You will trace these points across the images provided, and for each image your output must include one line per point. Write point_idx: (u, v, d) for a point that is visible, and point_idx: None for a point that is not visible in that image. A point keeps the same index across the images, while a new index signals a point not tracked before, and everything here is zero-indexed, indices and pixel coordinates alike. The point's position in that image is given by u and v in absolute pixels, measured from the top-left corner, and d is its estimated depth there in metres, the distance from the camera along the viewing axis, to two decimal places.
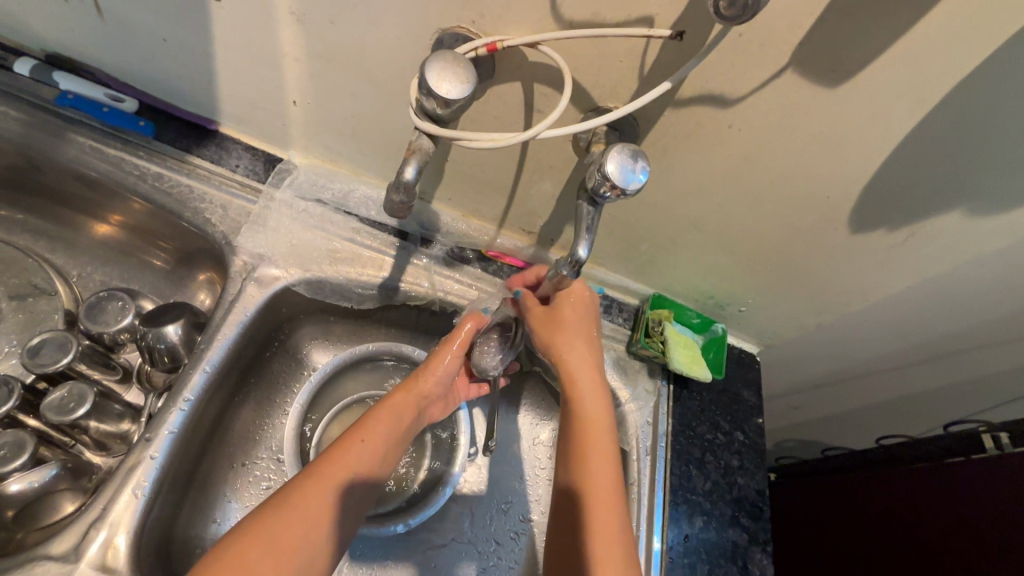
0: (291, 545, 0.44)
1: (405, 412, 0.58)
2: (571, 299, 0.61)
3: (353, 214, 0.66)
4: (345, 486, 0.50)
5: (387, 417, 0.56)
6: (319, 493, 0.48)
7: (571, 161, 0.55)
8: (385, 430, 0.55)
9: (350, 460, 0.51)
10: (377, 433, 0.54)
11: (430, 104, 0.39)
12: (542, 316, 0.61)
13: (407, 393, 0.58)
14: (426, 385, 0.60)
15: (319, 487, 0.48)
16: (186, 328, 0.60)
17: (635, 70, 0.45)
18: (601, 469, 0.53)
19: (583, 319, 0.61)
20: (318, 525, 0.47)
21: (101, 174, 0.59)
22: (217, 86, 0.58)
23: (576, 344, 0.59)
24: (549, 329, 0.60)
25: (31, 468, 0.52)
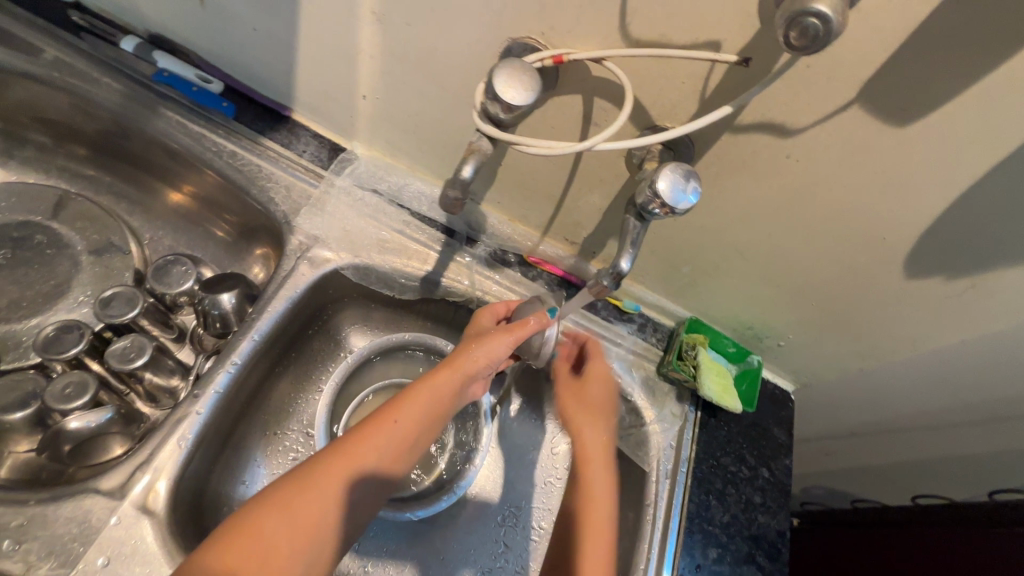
0: (306, 528, 0.47)
1: (445, 392, 0.56)
2: (596, 377, 0.68)
3: (405, 207, 0.68)
4: (369, 472, 0.51)
5: (426, 398, 0.55)
6: (342, 479, 0.49)
7: (622, 176, 0.55)
8: (420, 409, 0.54)
9: (379, 445, 0.52)
10: (411, 415, 0.54)
11: (493, 109, 0.41)
12: (572, 388, 0.69)
13: (452, 373, 0.56)
14: (473, 365, 0.57)
15: (342, 473, 0.49)
16: (239, 299, 0.64)
17: (696, 93, 0.45)
18: (592, 548, 0.58)
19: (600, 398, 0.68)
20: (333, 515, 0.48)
21: (182, 146, 0.64)
22: (296, 76, 0.61)
23: (592, 422, 0.66)
24: (575, 402, 0.68)
25: (91, 408, 0.56)
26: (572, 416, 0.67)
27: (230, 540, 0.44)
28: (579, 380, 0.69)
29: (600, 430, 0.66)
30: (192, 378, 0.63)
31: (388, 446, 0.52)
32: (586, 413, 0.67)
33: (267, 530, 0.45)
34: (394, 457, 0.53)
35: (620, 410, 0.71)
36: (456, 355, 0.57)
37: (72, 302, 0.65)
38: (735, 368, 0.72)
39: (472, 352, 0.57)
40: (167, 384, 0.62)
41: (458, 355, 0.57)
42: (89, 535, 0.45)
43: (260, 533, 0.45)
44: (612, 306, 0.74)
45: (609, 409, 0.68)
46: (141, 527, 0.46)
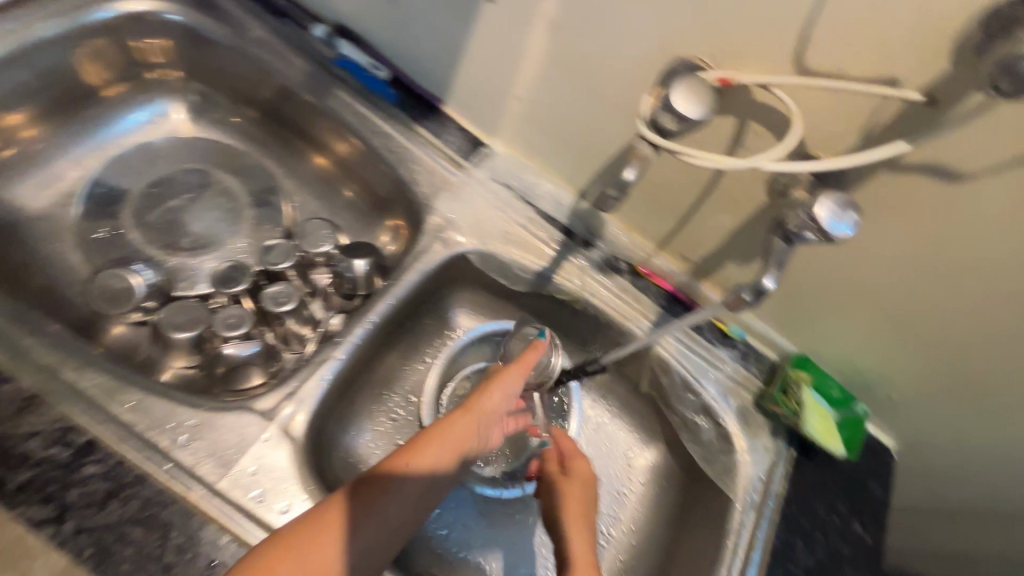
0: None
1: (464, 438, 0.50)
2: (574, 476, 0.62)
3: (532, 204, 0.72)
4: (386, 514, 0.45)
5: (451, 438, 0.50)
6: (359, 518, 0.44)
7: (760, 202, 0.56)
8: (445, 450, 0.49)
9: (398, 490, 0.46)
10: (436, 455, 0.48)
11: (664, 120, 0.44)
12: (555, 486, 0.62)
13: (476, 409, 0.53)
14: (487, 407, 0.53)
15: (361, 511, 0.44)
16: (371, 267, 0.70)
17: (862, 127, 0.46)
18: None
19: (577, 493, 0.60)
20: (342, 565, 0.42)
21: (348, 124, 0.72)
22: (458, 72, 0.67)
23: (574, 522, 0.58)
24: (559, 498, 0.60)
25: (244, 339, 0.64)
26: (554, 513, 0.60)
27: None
28: (560, 475, 0.62)
29: (576, 518, 0.58)
30: (320, 333, 0.69)
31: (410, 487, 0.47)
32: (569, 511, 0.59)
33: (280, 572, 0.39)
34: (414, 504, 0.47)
35: (710, 433, 0.71)
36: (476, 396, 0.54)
37: (232, 247, 0.74)
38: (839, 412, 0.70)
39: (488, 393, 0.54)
40: (300, 332, 0.69)
41: (473, 400, 0.53)
42: (243, 445, 0.51)
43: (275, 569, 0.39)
44: (717, 330, 0.74)
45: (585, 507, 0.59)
46: (280, 449, 0.52)
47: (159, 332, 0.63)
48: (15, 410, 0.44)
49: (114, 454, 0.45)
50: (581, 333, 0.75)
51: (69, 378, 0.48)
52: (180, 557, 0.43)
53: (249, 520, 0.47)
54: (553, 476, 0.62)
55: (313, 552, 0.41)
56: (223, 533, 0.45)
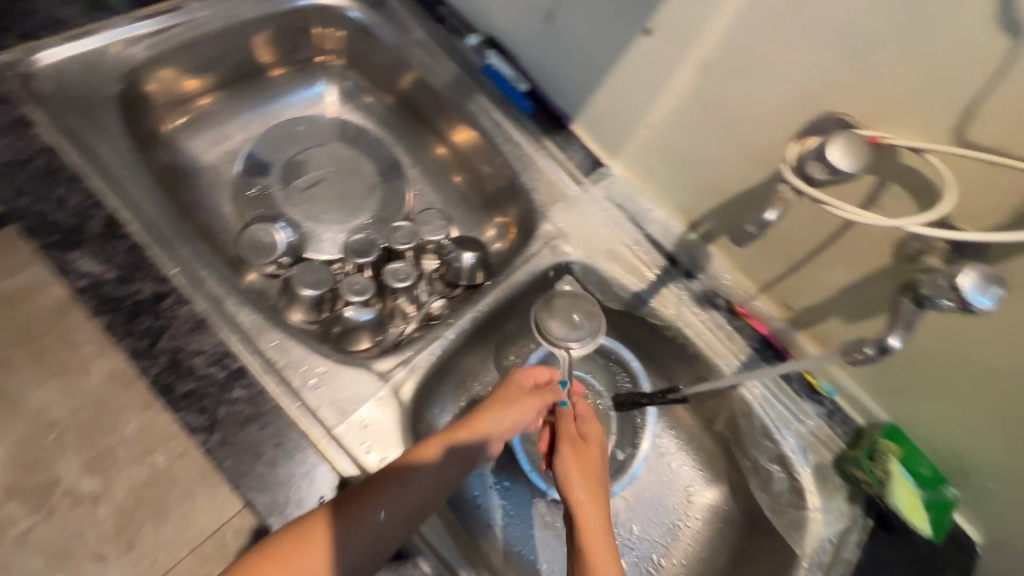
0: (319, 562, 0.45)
1: (452, 455, 0.53)
2: (589, 445, 0.58)
3: (641, 228, 0.75)
4: (385, 510, 0.48)
5: (442, 450, 0.53)
6: (362, 510, 0.47)
7: (883, 263, 0.56)
8: (436, 460, 0.52)
9: (394, 490, 0.49)
10: (427, 466, 0.52)
11: (814, 169, 0.46)
12: (570, 449, 0.58)
13: (472, 427, 0.55)
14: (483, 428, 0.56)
15: (362, 507, 0.48)
16: (477, 262, 0.75)
17: (1014, 205, 0.45)
18: None
19: (587, 465, 0.57)
20: (345, 552, 0.46)
21: (483, 128, 0.78)
22: (595, 95, 0.71)
23: (591, 486, 0.55)
24: (574, 463, 0.57)
25: (362, 305, 0.70)
26: (568, 473, 0.56)
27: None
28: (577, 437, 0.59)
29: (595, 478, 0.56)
30: (422, 314, 0.74)
31: (407, 489, 0.50)
32: (584, 477, 0.56)
33: (288, 557, 0.44)
34: (410, 507, 0.50)
35: (782, 484, 0.70)
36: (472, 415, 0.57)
37: (359, 223, 0.80)
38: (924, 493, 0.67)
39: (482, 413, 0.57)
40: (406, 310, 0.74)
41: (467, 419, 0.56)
42: (359, 399, 0.56)
43: (288, 552, 0.44)
44: (806, 383, 0.73)
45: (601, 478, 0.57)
46: (390, 408, 0.56)
47: (290, 286, 0.70)
48: (189, 328, 0.51)
49: (257, 384, 0.51)
50: (665, 359, 0.77)
51: (230, 310, 0.54)
52: (299, 487, 0.49)
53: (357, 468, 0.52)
54: (568, 440, 0.58)
55: (313, 542, 0.45)
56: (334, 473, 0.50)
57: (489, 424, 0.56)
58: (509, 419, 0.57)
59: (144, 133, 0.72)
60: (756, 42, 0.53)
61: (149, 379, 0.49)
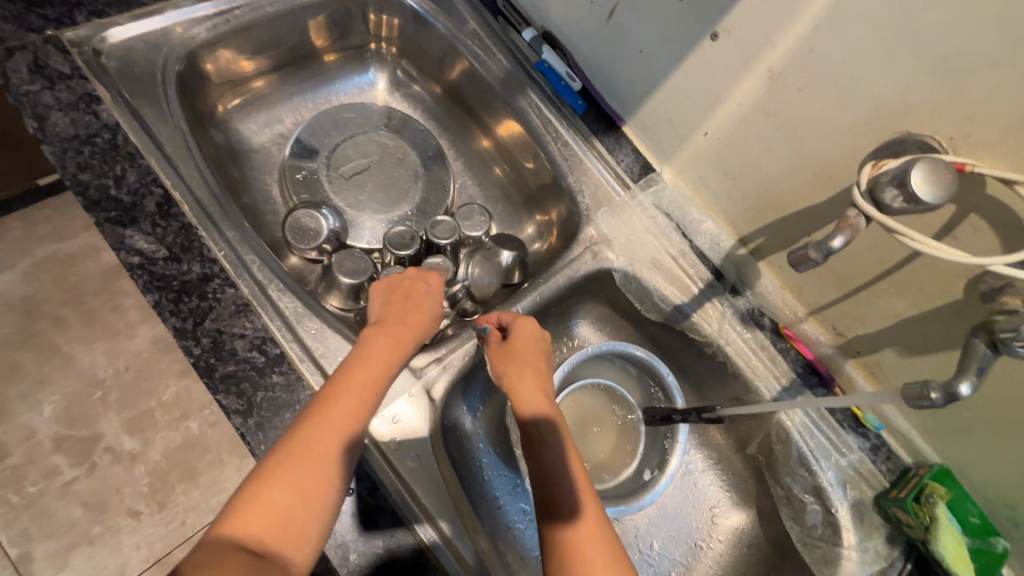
0: (320, 467, 0.44)
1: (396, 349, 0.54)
2: (528, 342, 0.59)
3: (688, 238, 0.73)
4: (360, 407, 0.48)
5: (381, 351, 0.53)
6: (341, 416, 0.47)
7: (952, 298, 0.53)
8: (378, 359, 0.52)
9: (356, 391, 0.49)
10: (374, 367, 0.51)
11: (891, 195, 0.43)
12: (501, 359, 0.58)
13: (397, 332, 0.55)
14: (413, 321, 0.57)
15: (340, 414, 0.47)
16: (516, 261, 0.74)
17: None
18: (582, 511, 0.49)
19: (529, 362, 0.58)
20: (340, 459, 0.46)
21: (531, 125, 0.76)
22: (650, 99, 0.69)
23: (530, 381, 0.57)
24: (508, 366, 0.58)
25: None
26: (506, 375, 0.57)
27: (243, 519, 0.41)
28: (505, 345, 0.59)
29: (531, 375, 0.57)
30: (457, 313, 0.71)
31: (366, 385, 0.50)
32: (524, 374, 0.57)
33: (287, 480, 0.43)
34: (375, 402, 0.50)
35: (815, 517, 0.68)
36: (389, 323, 0.56)
37: (401, 213, 0.80)
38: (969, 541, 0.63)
39: (401, 318, 0.57)
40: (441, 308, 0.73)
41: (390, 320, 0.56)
42: None
43: (288, 478, 0.43)
44: (851, 415, 0.69)
45: (541, 367, 0.59)
46: None
47: (330, 273, 0.70)
48: (233, 311, 0.52)
49: (295, 370, 0.52)
50: (701, 375, 0.75)
51: (272, 296, 0.55)
52: None
53: None
54: (496, 348, 0.59)
55: (306, 454, 0.44)
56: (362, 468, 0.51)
57: (410, 329, 0.57)
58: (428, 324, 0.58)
59: (200, 112, 0.73)
60: (833, 53, 0.50)
61: (190, 360, 0.50)
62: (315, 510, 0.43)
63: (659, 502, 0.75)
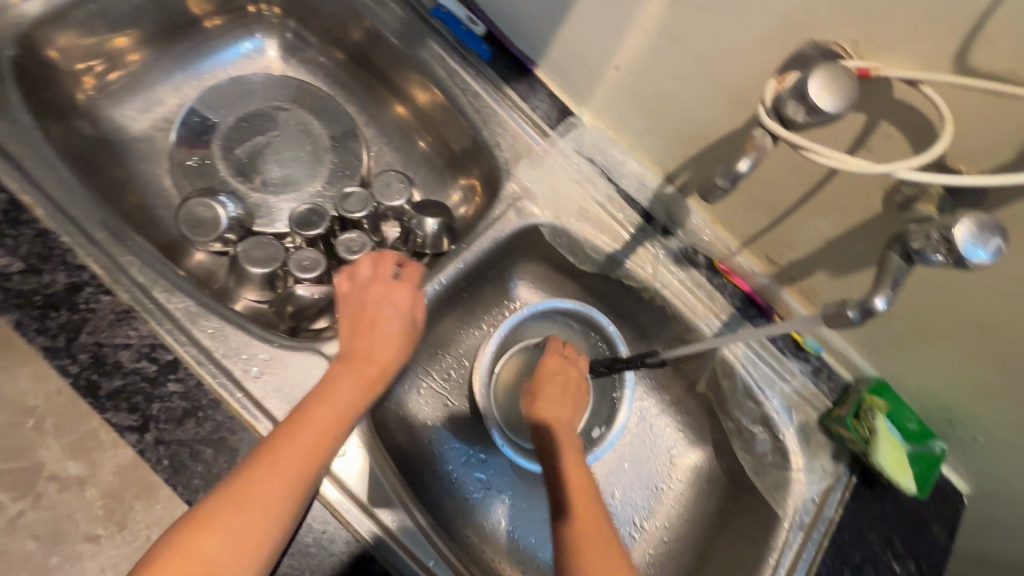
0: (259, 516, 0.40)
1: (359, 387, 0.48)
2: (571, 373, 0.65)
3: (614, 182, 0.69)
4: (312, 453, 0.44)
5: (343, 389, 0.47)
6: (288, 462, 0.42)
7: (873, 212, 0.51)
8: (340, 399, 0.47)
9: (310, 437, 0.44)
10: (331, 406, 0.46)
11: (793, 110, 0.40)
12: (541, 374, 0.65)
13: (362, 367, 0.49)
14: (378, 353, 0.51)
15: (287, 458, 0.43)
16: (441, 227, 0.70)
17: (1019, 142, 0.40)
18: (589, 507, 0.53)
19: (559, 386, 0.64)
20: (285, 506, 0.42)
21: (437, 77, 0.70)
22: (556, 36, 0.64)
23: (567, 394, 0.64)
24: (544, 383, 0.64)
25: (315, 283, 0.64)
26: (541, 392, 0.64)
27: (163, 571, 0.37)
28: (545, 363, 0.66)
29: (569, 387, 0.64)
30: None
31: (324, 429, 0.45)
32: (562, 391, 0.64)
33: (221, 529, 0.39)
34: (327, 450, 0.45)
35: (765, 445, 0.68)
36: (352, 354, 0.50)
37: (313, 190, 0.75)
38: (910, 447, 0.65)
39: (363, 346, 0.51)
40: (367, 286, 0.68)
41: (357, 352, 0.50)
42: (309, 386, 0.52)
43: (220, 526, 0.39)
44: (790, 340, 0.70)
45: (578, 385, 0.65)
46: None
47: (237, 264, 0.65)
48: (113, 320, 0.48)
49: (194, 375, 0.48)
50: (643, 320, 0.73)
51: (159, 298, 0.50)
52: None
53: None
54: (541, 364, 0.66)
55: (246, 502, 0.40)
56: None
57: (376, 363, 0.50)
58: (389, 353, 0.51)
59: (57, 103, 0.67)
60: None
61: (69, 379, 0.46)
62: (248, 564, 0.39)
63: (622, 444, 0.75)
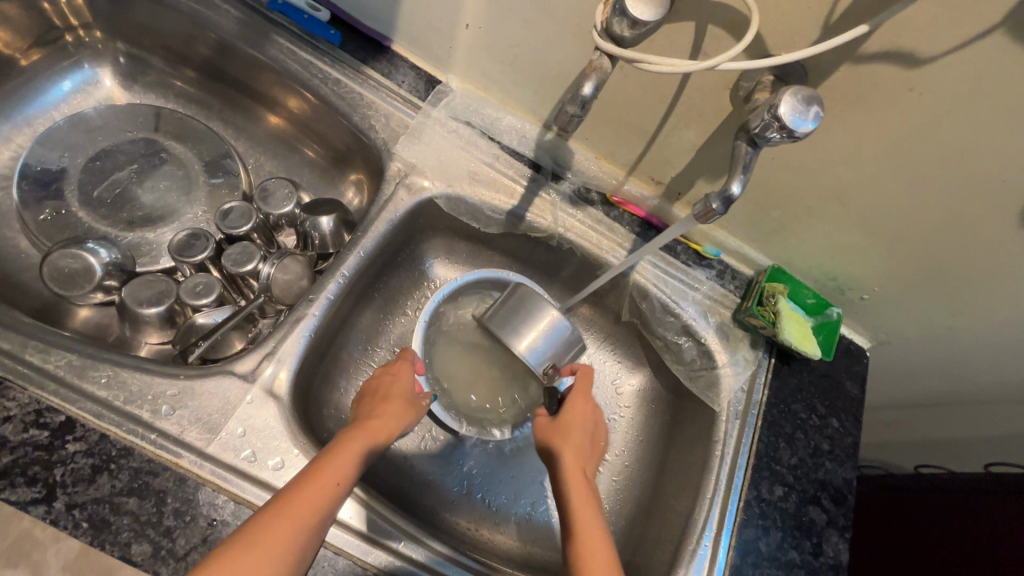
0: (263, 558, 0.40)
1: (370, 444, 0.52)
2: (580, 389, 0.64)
3: (496, 140, 0.71)
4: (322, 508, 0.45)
5: (354, 447, 0.50)
6: (304, 514, 0.44)
7: (725, 111, 0.55)
8: (352, 457, 0.49)
9: (322, 493, 0.45)
10: (343, 463, 0.48)
11: (619, 26, 0.42)
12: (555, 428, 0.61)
13: (372, 422, 0.54)
14: (389, 414, 0.56)
15: (295, 514, 0.43)
16: (338, 223, 0.68)
17: (821, 18, 0.44)
18: None
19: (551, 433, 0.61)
20: (286, 551, 0.42)
21: (292, 72, 0.67)
22: (401, 6, 0.63)
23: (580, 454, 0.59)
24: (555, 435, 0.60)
25: (216, 306, 0.62)
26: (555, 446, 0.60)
27: None
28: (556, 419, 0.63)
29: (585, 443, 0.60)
30: (288, 303, 0.64)
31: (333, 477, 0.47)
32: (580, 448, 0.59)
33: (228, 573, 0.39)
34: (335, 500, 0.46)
35: (692, 352, 0.72)
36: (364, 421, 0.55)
37: (193, 216, 0.71)
38: (813, 320, 0.72)
39: (375, 412, 0.56)
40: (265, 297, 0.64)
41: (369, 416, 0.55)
42: (228, 409, 0.50)
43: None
44: (692, 251, 0.74)
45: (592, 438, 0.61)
46: (268, 408, 0.51)
47: (125, 310, 0.61)
48: None
49: (94, 431, 0.46)
50: (558, 266, 0.75)
51: (34, 361, 0.47)
52: (179, 520, 0.44)
53: (243, 479, 0.47)
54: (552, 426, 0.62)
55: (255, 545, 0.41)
56: (219, 493, 0.46)
57: (384, 420, 0.55)
58: (401, 418, 0.57)
59: None
60: None
61: None
62: None
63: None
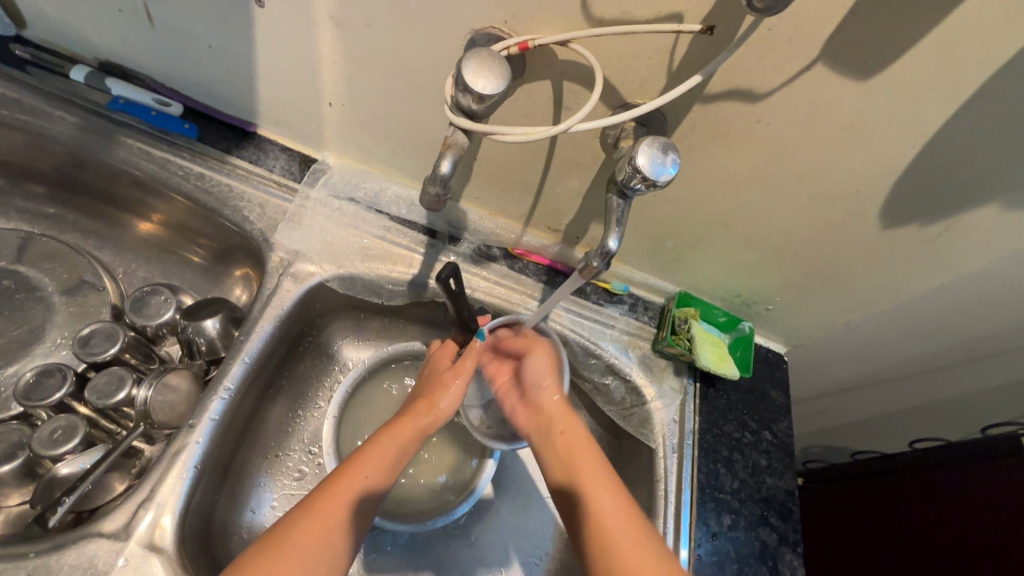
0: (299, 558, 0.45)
1: (411, 439, 0.56)
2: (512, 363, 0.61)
3: (384, 212, 0.68)
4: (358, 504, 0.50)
5: (384, 452, 0.53)
6: (335, 511, 0.48)
7: (599, 157, 0.55)
8: (383, 457, 0.53)
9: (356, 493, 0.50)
10: (376, 460, 0.53)
11: (465, 100, 0.41)
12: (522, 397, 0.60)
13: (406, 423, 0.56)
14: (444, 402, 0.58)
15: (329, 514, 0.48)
16: (224, 323, 0.62)
17: (663, 67, 0.45)
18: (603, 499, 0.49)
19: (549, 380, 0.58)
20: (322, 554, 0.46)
21: (147, 174, 0.62)
22: (257, 91, 0.60)
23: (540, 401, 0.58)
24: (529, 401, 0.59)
25: (84, 450, 0.54)
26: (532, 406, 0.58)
27: None
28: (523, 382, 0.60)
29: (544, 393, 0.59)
30: (168, 431, 0.56)
31: (363, 480, 0.51)
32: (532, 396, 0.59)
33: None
34: (366, 499, 0.51)
35: (620, 390, 0.72)
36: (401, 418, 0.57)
37: (51, 344, 0.63)
38: (729, 336, 0.73)
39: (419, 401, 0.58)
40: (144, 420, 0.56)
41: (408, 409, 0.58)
42: None
43: None
44: (601, 290, 0.74)
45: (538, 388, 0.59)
46: (150, 566, 0.45)
47: None
48: None
49: None
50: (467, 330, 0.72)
51: None
52: None
53: None
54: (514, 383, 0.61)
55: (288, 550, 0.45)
56: None
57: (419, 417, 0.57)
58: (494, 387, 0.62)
59: None
60: None
61: None
62: None
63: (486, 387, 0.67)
